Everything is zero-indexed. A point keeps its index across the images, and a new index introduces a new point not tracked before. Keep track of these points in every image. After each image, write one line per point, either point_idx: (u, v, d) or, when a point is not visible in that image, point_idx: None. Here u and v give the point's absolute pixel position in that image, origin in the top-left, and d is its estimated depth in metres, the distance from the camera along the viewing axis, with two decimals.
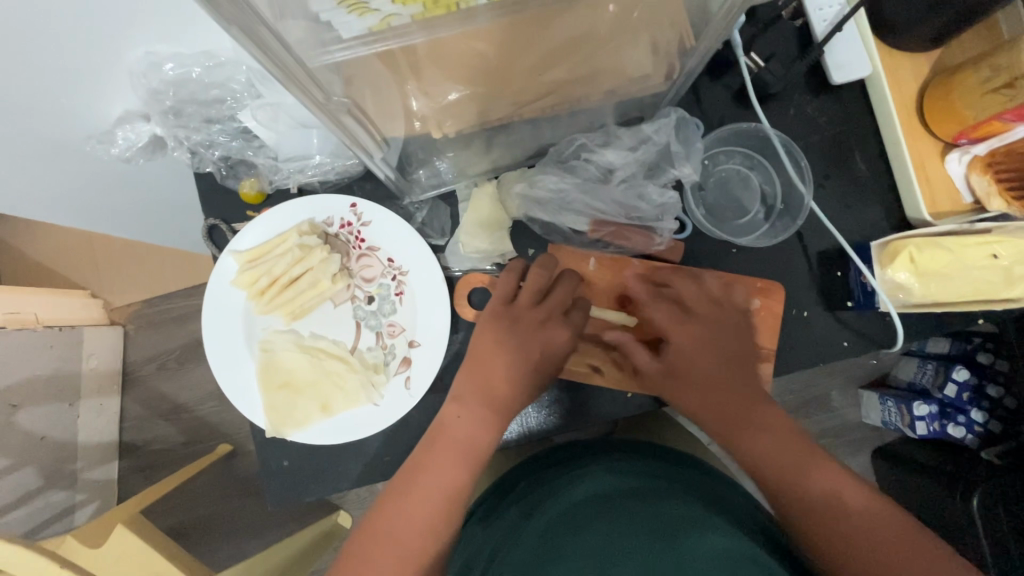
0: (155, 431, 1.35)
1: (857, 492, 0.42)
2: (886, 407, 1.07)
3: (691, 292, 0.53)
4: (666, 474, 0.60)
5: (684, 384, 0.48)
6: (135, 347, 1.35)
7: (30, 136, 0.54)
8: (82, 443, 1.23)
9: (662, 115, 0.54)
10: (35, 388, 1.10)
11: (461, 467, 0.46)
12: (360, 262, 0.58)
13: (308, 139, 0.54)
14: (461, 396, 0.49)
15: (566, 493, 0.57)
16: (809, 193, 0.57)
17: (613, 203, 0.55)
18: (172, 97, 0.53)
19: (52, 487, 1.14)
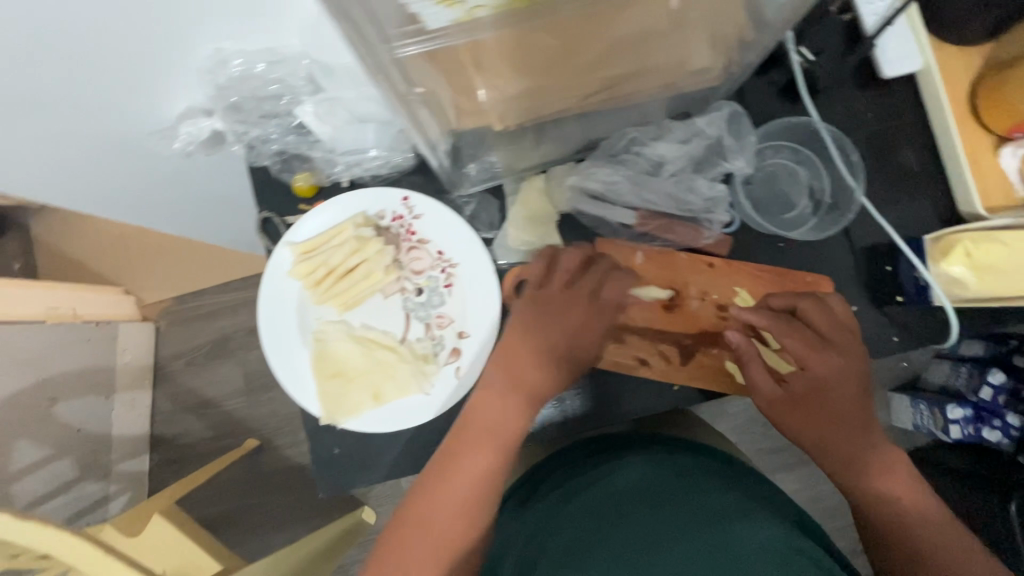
0: (184, 425, 1.38)
1: (901, 488, 0.51)
2: (918, 411, 1.08)
3: (823, 317, 0.52)
4: (692, 465, 0.60)
5: (805, 409, 0.52)
6: (166, 343, 1.39)
7: (96, 128, 0.56)
8: (115, 435, 1.26)
9: (715, 109, 0.55)
10: (73, 381, 1.14)
11: (489, 453, 0.49)
12: (411, 255, 0.59)
13: (364, 133, 0.55)
14: (489, 388, 0.50)
15: (600, 488, 0.58)
16: (859, 187, 0.57)
17: (664, 195, 0.57)
18: (236, 92, 0.54)
19: (87, 478, 1.17)
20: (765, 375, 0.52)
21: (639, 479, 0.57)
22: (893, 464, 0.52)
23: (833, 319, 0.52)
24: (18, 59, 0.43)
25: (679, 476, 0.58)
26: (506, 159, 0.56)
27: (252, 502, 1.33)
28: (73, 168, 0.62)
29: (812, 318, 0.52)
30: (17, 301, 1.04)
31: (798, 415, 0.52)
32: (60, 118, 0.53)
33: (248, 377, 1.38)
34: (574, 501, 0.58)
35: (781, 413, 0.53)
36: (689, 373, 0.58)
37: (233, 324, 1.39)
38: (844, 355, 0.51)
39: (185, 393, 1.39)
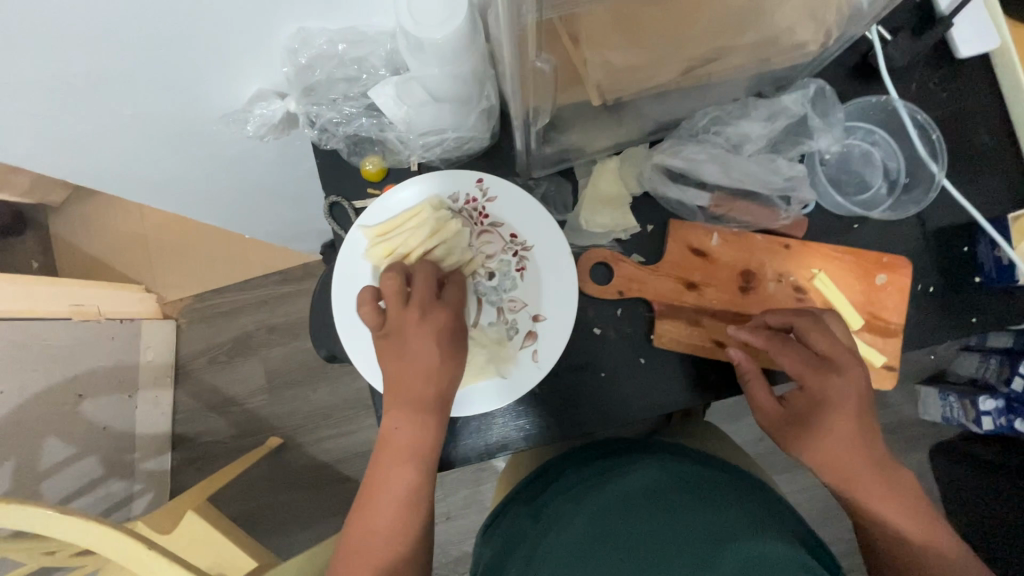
0: (206, 423, 1.35)
1: (903, 513, 0.48)
2: (947, 403, 1.12)
3: (821, 337, 0.52)
4: (702, 473, 0.53)
5: (811, 431, 0.50)
6: (187, 341, 1.35)
7: (162, 107, 0.55)
8: (139, 433, 1.24)
9: (802, 86, 0.55)
10: (98, 378, 1.13)
11: (407, 472, 0.50)
12: (483, 239, 0.59)
13: (443, 114, 0.54)
14: (395, 413, 0.51)
15: (595, 495, 0.52)
16: (939, 171, 0.57)
17: (746, 174, 0.56)
18: (315, 72, 0.53)
19: (112, 476, 1.16)
20: (767, 394, 0.53)
21: (640, 486, 0.50)
22: (891, 480, 0.49)
23: (833, 340, 0.52)
24: (99, 32, 0.42)
25: (688, 485, 0.50)
26: (581, 141, 0.56)
27: (276, 501, 1.32)
28: (129, 148, 0.61)
29: (809, 336, 0.52)
30: (42, 299, 1.03)
31: (796, 433, 0.51)
32: (129, 96, 0.52)
33: (272, 375, 1.35)
34: (565, 510, 0.52)
35: (785, 435, 0.52)
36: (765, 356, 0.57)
37: (255, 321, 1.35)
38: (845, 377, 0.50)
39: (207, 391, 1.35)
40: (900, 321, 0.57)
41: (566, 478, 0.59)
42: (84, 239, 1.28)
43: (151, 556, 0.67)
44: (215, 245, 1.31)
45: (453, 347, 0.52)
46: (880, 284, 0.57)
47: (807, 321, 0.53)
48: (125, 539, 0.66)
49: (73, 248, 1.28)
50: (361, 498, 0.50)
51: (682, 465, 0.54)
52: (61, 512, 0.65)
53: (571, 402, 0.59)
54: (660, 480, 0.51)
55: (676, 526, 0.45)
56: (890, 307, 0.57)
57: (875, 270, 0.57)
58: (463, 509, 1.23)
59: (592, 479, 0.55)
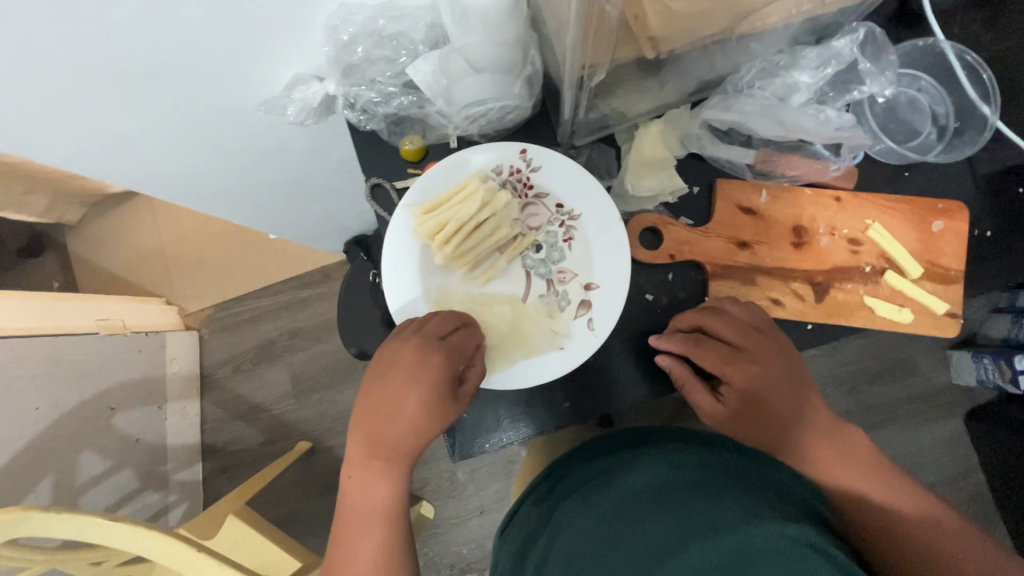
0: (234, 432, 1.35)
1: (877, 484, 0.50)
2: (981, 365, 1.10)
3: (727, 326, 0.53)
4: (706, 460, 0.51)
5: (751, 423, 0.51)
6: (211, 351, 1.35)
7: (197, 99, 0.55)
8: (169, 444, 1.24)
9: (851, 31, 0.53)
10: (129, 391, 1.13)
11: (376, 527, 0.50)
12: (529, 211, 0.59)
13: (484, 85, 0.53)
14: (363, 471, 0.51)
15: (598, 499, 0.51)
16: (991, 112, 0.57)
17: (797, 126, 0.55)
18: (355, 52, 0.53)
19: (147, 488, 1.16)
20: (705, 395, 0.53)
21: (643, 483, 0.50)
22: (854, 456, 0.51)
23: (742, 328, 0.53)
24: (133, 20, 0.42)
25: (695, 476, 0.49)
26: (625, 105, 0.55)
27: (309, 505, 1.32)
28: (161, 144, 0.61)
29: (717, 330, 0.53)
30: (65, 315, 1.03)
31: (739, 423, 0.52)
32: (161, 90, 0.52)
33: (297, 379, 1.35)
34: (573, 513, 0.52)
35: (732, 429, 0.52)
36: (825, 311, 0.57)
37: (277, 327, 1.35)
38: (758, 360, 0.52)
39: (234, 400, 1.35)
40: (960, 267, 0.56)
41: (577, 482, 0.58)
42: (102, 255, 1.29)
43: (203, 557, 0.67)
44: (232, 254, 1.31)
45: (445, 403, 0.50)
46: (936, 230, 0.56)
47: (712, 316, 0.54)
48: (178, 542, 0.66)
49: (94, 264, 1.29)
50: (334, 546, 0.51)
51: (684, 458, 0.52)
52: (112, 517, 0.65)
53: (621, 374, 0.59)
54: (664, 476, 0.50)
55: (653, 530, 0.43)
56: (947, 253, 0.56)
57: (931, 217, 0.56)
58: (498, 502, 1.22)
59: (599, 483, 0.54)
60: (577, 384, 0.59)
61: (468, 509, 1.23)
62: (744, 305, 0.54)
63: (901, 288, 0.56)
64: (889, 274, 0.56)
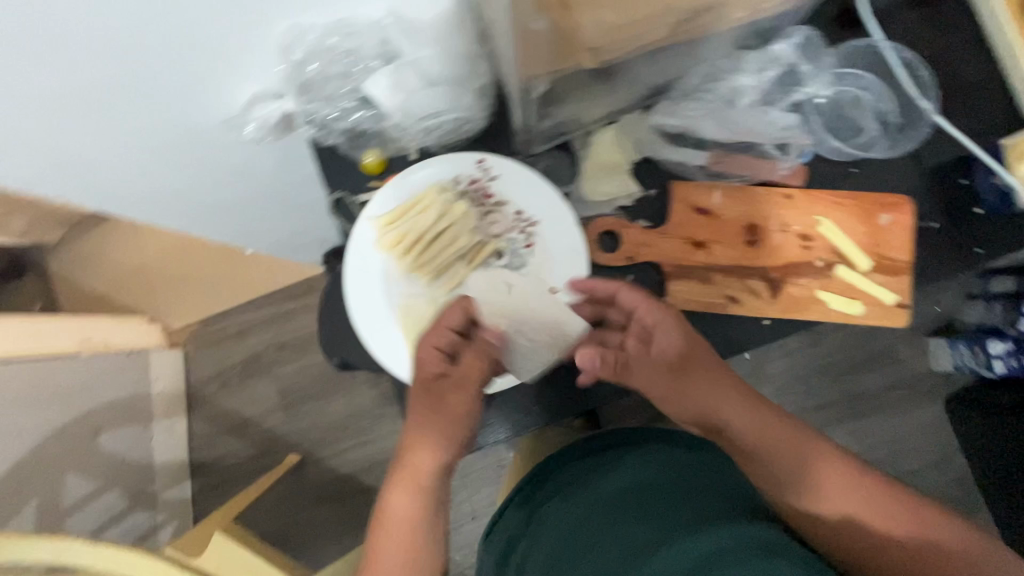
0: (224, 447, 1.34)
1: (869, 504, 0.50)
2: (959, 351, 1.12)
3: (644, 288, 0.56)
4: (679, 461, 0.56)
5: (691, 376, 0.52)
6: (196, 368, 1.36)
7: (156, 120, 0.55)
8: (156, 463, 1.24)
9: (789, 36, 0.56)
10: (113, 412, 1.12)
11: (404, 528, 0.50)
12: (489, 219, 0.60)
13: (439, 98, 0.55)
14: (388, 482, 0.52)
15: (575, 504, 0.55)
16: (930, 108, 0.58)
17: (743, 126, 0.58)
18: (310, 69, 0.54)
19: (135, 508, 1.16)
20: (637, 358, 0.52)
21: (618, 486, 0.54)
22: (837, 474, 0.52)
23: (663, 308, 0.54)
24: (87, 49, 0.43)
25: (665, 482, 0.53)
26: (577, 112, 0.56)
27: (301, 518, 1.32)
28: (128, 163, 0.62)
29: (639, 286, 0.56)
30: (48, 338, 1.00)
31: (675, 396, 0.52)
32: (121, 113, 0.53)
33: (284, 392, 1.35)
34: (551, 512, 0.56)
35: (673, 385, 0.52)
36: (781, 306, 0.58)
37: (264, 341, 1.36)
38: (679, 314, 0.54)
39: (222, 415, 1.35)
40: (907, 259, 0.58)
41: (555, 483, 0.60)
42: (82, 271, 1.21)
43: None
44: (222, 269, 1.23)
45: (431, 403, 0.51)
46: (883, 224, 0.58)
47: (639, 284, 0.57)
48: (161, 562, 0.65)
49: (75, 281, 1.22)
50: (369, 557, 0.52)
51: (660, 456, 0.57)
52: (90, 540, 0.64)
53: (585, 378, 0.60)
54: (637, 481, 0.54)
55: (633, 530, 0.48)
56: (895, 246, 0.58)
57: (877, 211, 0.58)
58: (490, 506, 1.23)
59: (575, 485, 0.58)
60: (544, 387, 0.60)
61: (460, 515, 1.23)
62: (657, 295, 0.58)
63: (852, 281, 0.58)
64: (840, 268, 0.58)
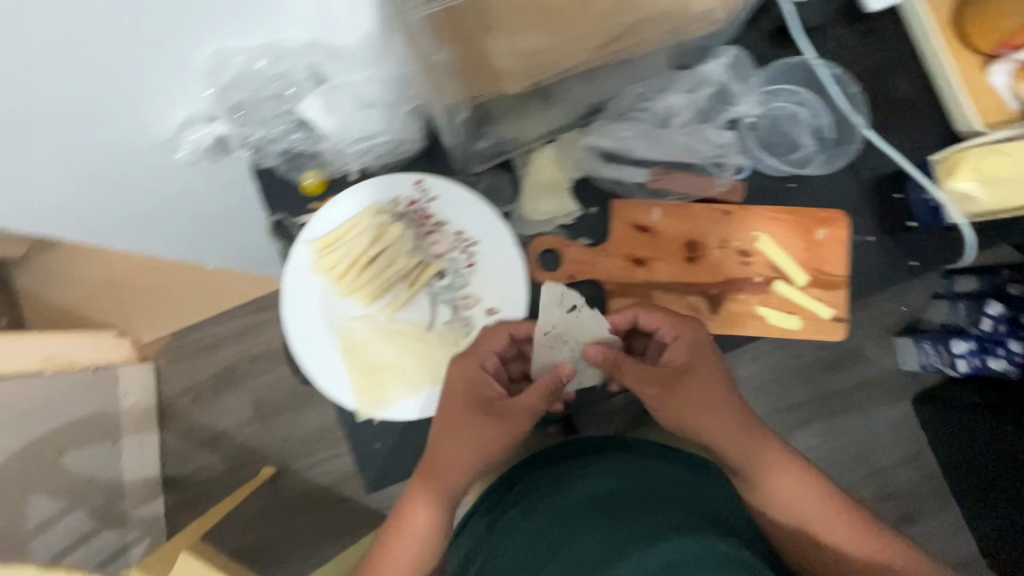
0: (199, 460, 1.30)
1: (839, 523, 0.54)
2: (922, 350, 1.07)
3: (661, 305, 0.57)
4: (651, 473, 0.54)
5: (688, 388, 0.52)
6: (169, 381, 1.30)
7: (82, 155, 0.52)
8: (126, 481, 1.21)
9: (720, 54, 0.56)
10: (77, 430, 1.07)
11: (410, 542, 0.53)
12: (429, 239, 0.59)
13: (372, 121, 0.55)
14: (408, 493, 0.54)
15: (539, 514, 0.53)
16: (861, 122, 0.59)
17: (677, 146, 0.58)
18: (240, 92, 0.53)
19: (103, 527, 1.13)
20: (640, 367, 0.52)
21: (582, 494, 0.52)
22: (815, 494, 0.55)
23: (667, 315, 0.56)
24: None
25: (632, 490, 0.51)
26: (515, 132, 0.56)
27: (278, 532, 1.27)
28: (54, 199, 0.56)
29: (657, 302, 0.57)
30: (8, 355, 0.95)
31: (676, 407, 0.51)
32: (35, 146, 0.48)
33: (258, 405, 1.30)
34: (518, 520, 0.54)
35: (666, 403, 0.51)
36: (721, 321, 0.58)
37: (236, 354, 1.30)
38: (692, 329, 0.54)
39: (195, 429, 1.31)
40: (844, 273, 0.59)
41: (521, 489, 0.58)
42: (50, 287, 1.16)
43: None
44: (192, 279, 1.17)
45: (484, 428, 0.51)
46: (820, 239, 0.59)
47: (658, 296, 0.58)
48: None
49: (45, 298, 1.17)
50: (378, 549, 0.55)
51: (632, 468, 0.55)
52: None
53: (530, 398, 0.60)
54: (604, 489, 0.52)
55: (602, 531, 0.46)
56: (832, 260, 0.59)
57: (814, 226, 0.59)
58: None
59: (541, 494, 0.56)
60: None
61: None
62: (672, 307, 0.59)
63: (790, 296, 0.58)
64: (777, 283, 0.58)
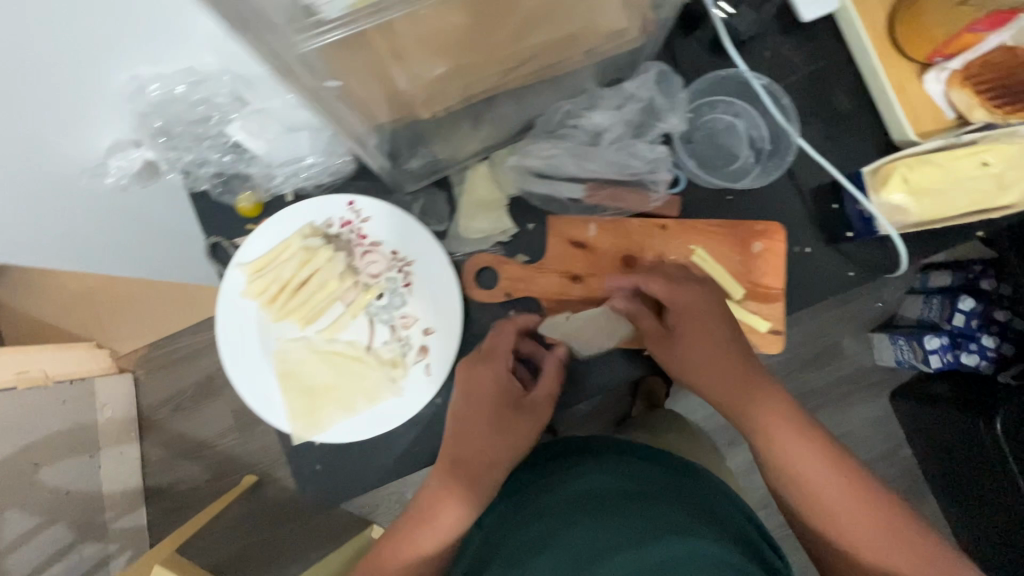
0: (179, 471, 1.20)
1: (857, 501, 0.47)
2: (897, 346, 1.04)
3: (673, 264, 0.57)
4: (648, 475, 0.54)
5: (693, 341, 0.52)
6: (150, 391, 1.20)
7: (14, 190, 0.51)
8: (106, 491, 1.10)
9: (642, 71, 0.56)
10: (54, 445, 0.99)
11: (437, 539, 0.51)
12: (365, 259, 0.59)
13: (299, 143, 0.55)
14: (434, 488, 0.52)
15: (540, 504, 0.53)
16: (794, 131, 0.58)
17: (607, 162, 0.58)
18: (160, 117, 0.53)
19: (85, 540, 1.04)
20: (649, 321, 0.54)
21: (584, 487, 0.52)
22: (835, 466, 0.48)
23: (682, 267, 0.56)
24: None
25: (631, 488, 0.52)
26: (448, 151, 0.56)
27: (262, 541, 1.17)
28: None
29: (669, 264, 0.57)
30: None
31: (676, 357, 0.52)
32: None
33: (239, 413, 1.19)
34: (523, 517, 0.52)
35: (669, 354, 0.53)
36: None
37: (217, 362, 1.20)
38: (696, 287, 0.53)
39: (178, 440, 1.20)
40: (780, 286, 0.59)
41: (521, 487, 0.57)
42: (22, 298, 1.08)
43: None
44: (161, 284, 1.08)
45: (520, 414, 0.53)
46: (756, 252, 0.58)
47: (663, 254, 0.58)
48: None
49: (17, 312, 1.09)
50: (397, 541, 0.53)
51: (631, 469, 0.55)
52: None
53: None
54: (606, 487, 0.52)
55: (617, 524, 0.46)
56: (768, 273, 0.58)
57: (751, 239, 0.58)
58: None
59: (540, 487, 0.55)
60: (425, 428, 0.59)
61: None
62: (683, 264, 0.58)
63: None
64: None
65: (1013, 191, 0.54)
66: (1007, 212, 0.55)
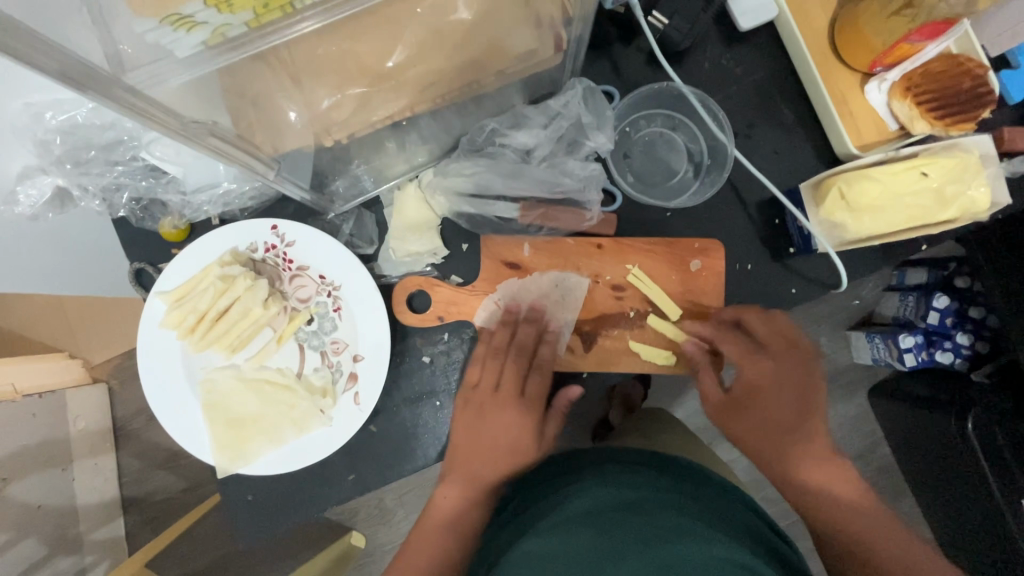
0: (155, 481, 1.10)
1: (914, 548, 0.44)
2: (873, 345, 0.93)
3: (759, 325, 0.54)
4: (656, 480, 0.48)
5: (747, 409, 0.52)
6: (125, 402, 1.09)
7: None
8: (81, 505, 1.01)
9: (568, 88, 0.54)
10: (22, 459, 0.90)
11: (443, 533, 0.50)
12: (295, 284, 0.57)
13: (213, 167, 0.52)
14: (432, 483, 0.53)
15: (535, 526, 0.45)
16: (729, 142, 0.57)
17: (536, 182, 0.57)
18: (61, 145, 0.51)
19: (59, 554, 0.94)
20: (711, 377, 0.54)
21: (585, 500, 0.46)
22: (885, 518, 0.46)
23: (773, 326, 0.54)
24: None
25: (628, 496, 0.46)
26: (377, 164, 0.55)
27: None
28: None
29: (755, 326, 0.53)
30: None
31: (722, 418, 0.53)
32: None
33: None
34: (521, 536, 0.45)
35: (724, 419, 0.53)
36: (594, 361, 0.57)
37: None
38: (775, 358, 0.52)
39: (152, 448, 1.10)
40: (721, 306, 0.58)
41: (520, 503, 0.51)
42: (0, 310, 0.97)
43: None
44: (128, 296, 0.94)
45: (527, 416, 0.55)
46: (696, 269, 0.57)
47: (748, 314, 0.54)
48: None
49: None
50: (400, 551, 0.51)
51: (626, 476, 0.49)
52: None
53: (405, 444, 0.58)
54: (603, 499, 0.46)
55: (626, 530, 0.41)
56: (708, 292, 0.57)
57: (689, 257, 0.57)
58: None
59: (533, 504, 0.49)
60: (357, 453, 0.58)
61: None
62: (768, 323, 0.54)
63: (665, 330, 0.57)
64: (650, 317, 0.57)
65: (955, 205, 0.52)
66: (950, 225, 0.53)
